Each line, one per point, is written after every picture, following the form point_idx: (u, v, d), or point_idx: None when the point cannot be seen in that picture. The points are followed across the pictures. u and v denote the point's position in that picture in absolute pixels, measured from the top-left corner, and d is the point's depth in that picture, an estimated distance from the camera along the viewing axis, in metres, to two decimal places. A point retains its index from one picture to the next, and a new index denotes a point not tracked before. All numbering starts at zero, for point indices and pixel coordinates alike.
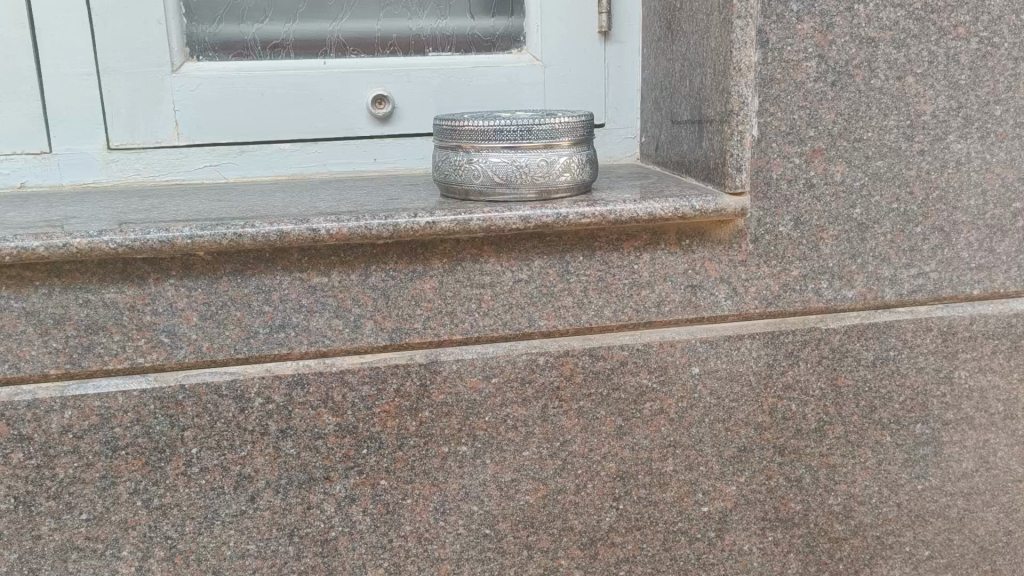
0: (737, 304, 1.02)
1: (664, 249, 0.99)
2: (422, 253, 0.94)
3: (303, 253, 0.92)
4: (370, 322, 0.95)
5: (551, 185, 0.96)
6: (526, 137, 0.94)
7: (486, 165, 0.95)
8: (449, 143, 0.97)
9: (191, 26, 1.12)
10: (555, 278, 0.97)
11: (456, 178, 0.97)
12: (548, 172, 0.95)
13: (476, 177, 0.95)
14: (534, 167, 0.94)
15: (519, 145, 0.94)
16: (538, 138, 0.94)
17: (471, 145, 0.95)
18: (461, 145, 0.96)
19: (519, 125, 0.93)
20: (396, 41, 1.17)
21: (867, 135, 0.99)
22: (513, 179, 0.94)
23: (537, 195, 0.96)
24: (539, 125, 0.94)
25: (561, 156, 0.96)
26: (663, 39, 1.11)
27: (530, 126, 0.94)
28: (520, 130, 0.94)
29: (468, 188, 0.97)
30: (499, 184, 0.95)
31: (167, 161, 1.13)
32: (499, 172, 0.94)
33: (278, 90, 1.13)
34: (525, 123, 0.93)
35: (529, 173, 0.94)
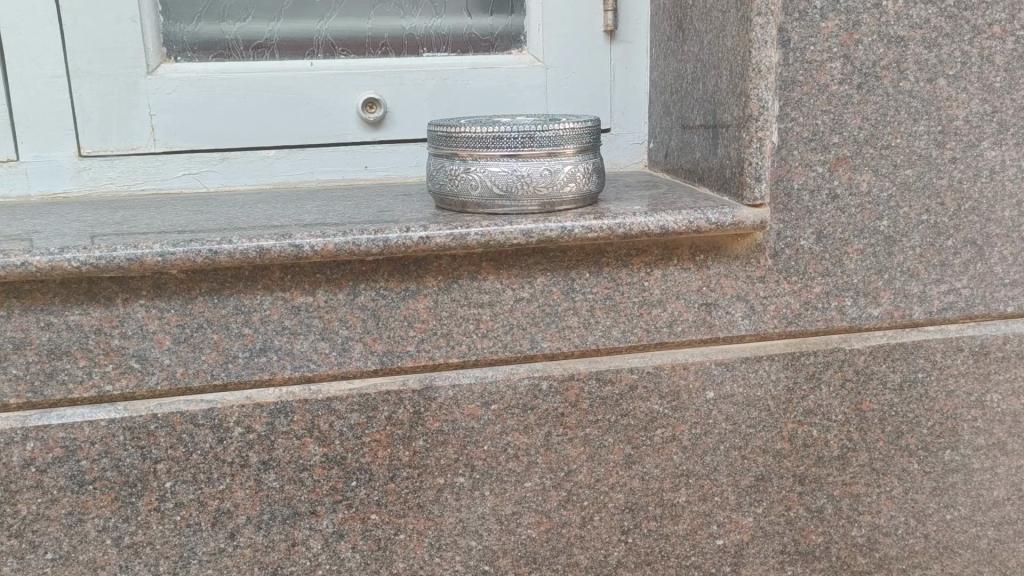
0: (755, 324, 0.94)
1: (677, 265, 0.91)
2: (415, 271, 0.87)
3: (286, 271, 0.85)
4: (359, 345, 0.87)
5: (555, 195, 0.89)
6: (528, 145, 0.87)
7: (484, 174, 0.88)
8: (443, 150, 0.90)
9: (168, 25, 1.05)
10: (559, 296, 0.90)
11: (452, 189, 0.90)
12: (551, 182, 0.88)
13: (474, 188, 0.88)
14: (536, 177, 0.87)
15: (520, 153, 0.87)
16: (540, 145, 0.87)
17: (468, 153, 0.88)
18: (457, 153, 0.88)
19: (521, 131, 0.86)
20: (388, 41, 1.10)
21: (895, 142, 0.92)
22: (514, 190, 0.87)
23: (539, 207, 0.89)
24: (542, 132, 0.86)
25: (566, 165, 0.89)
26: (674, 38, 1.04)
27: (533, 133, 0.86)
28: (521, 137, 0.86)
29: (465, 200, 0.89)
30: (498, 195, 0.88)
31: (143, 169, 1.06)
32: (499, 183, 0.87)
33: (262, 93, 1.06)
34: (527, 130, 0.86)
35: (530, 184, 0.87)
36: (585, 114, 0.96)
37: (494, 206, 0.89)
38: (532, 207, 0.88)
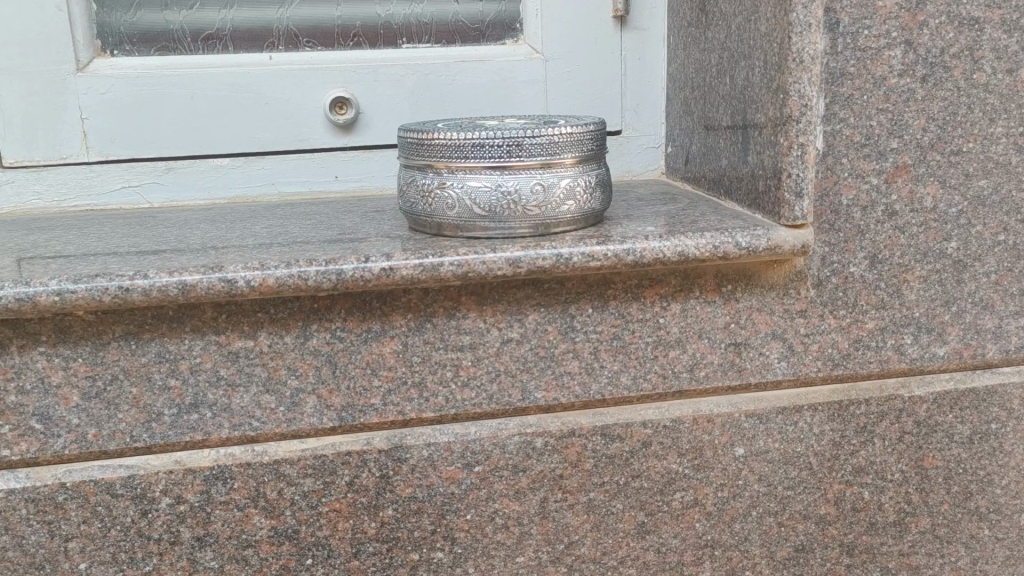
0: (794, 367, 0.78)
1: (700, 298, 0.75)
2: (379, 308, 0.71)
3: (220, 310, 0.69)
4: (312, 398, 0.72)
5: (551, 215, 0.73)
6: (516, 155, 0.71)
7: (463, 191, 0.72)
8: (415, 160, 0.74)
9: (102, 14, 0.90)
10: (556, 337, 0.74)
11: (425, 208, 0.74)
12: (545, 199, 0.72)
13: (450, 207, 0.73)
14: (526, 193, 0.72)
15: (506, 164, 0.71)
16: (531, 155, 0.71)
17: (444, 164, 0.72)
18: (430, 164, 0.73)
19: (507, 138, 0.70)
20: (360, 30, 0.94)
21: (967, 147, 0.75)
22: (499, 210, 0.72)
23: (531, 230, 0.73)
24: (533, 138, 0.71)
25: (562, 178, 0.73)
26: (696, 24, 0.88)
27: (521, 139, 0.70)
28: (507, 145, 0.70)
29: (441, 221, 0.74)
30: (479, 216, 0.72)
31: (75, 182, 0.91)
32: (481, 201, 0.72)
33: (211, 93, 0.91)
34: (515, 136, 0.70)
35: (518, 202, 0.72)
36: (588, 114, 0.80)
37: (476, 228, 0.73)
38: (524, 230, 0.73)
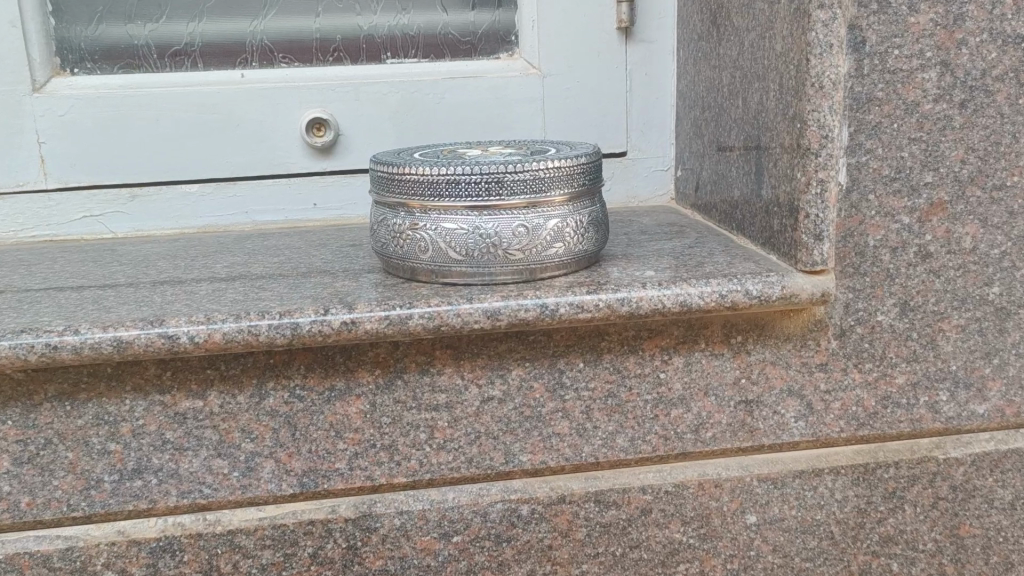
0: (814, 427, 0.69)
1: (706, 351, 0.67)
2: (343, 363, 0.64)
3: (164, 366, 0.62)
4: (269, 463, 0.64)
5: (535, 258, 0.65)
6: (495, 193, 0.63)
7: (438, 233, 0.64)
8: (386, 197, 0.66)
9: (62, 30, 0.84)
10: (543, 395, 0.66)
11: (397, 250, 0.66)
12: (530, 241, 0.64)
13: (424, 250, 0.65)
14: (508, 236, 0.64)
15: (486, 203, 0.63)
16: (513, 194, 0.63)
17: (417, 203, 0.64)
18: (402, 202, 0.65)
19: (485, 174, 0.62)
20: (341, 44, 0.87)
21: (1013, 181, 0.66)
22: (477, 254, 0.64)
23: (513, 275, 0.65)
24: (515, 174, 0.63)
25: (550, 219, 0.64)
26: (706, 38, 0.80)
27: (501, 176, 0.62)
28: (485, 182, 0.62)
29: (415, 266, 0.66)
30: (456, 261, 0.64)
31: (33, 210, 0.85)
32: (457, 244, 0.64)
33: (178, 115, 0.84)
34: (494, 172, 0.62)
35: (499, 246, 0.64)
36: (582, 141, 0.72)
37: (453, 274, 0.65)
38: (505, 276, 0.65)
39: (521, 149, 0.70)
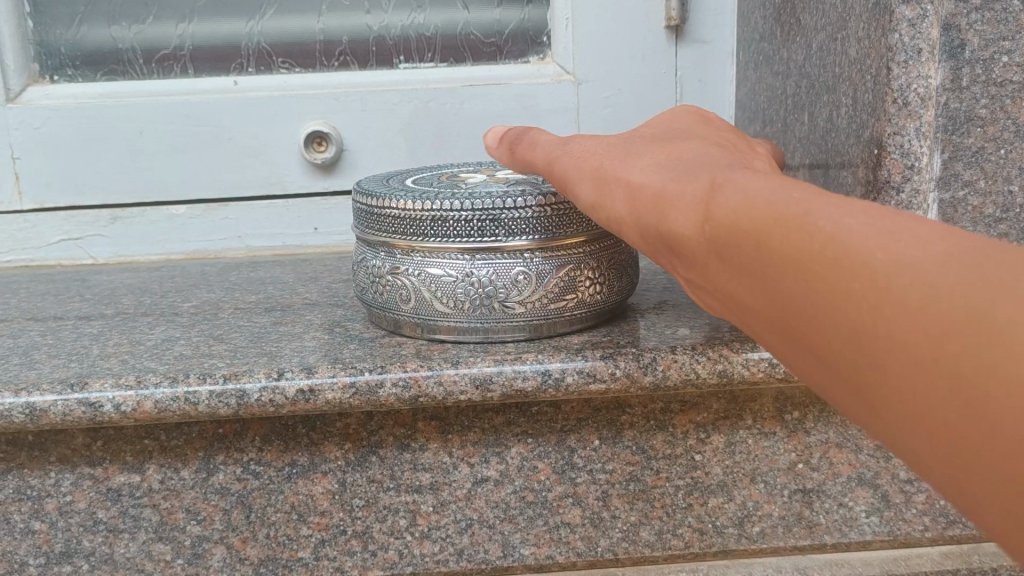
0: (890, 525, 0.55)
1: (753, 428, 0.54)
2: (306, 435, 0.53)
3: (95, 434, 0.53)
4: (219, 549, 0.54)
5: (540, 312, 0.52)
6: (490, 233, 0.51)
7: (420, 278, 0.52)
8: (366, 233, 0.55)
9: (40, 32, 0.75)
10: (550, 477, 0.54)
11: (377, 297, 0.55)
12: (536, 291, 0.52)
13: (406, 298, 0.53)
14: (508, 286, 0.51)
15: (481, 246, 0.51)
16: (513, 235, 0.51)
17: (398, 242, 0.52)
18: (381, 241, 0.53)
19: (479, 209, 0.50)
20: (348, 47, 0.77)
21: None
22: (470, 306, 0.52)
23: (513, 330, 0.53)
24: (516, 211, 0.50)
25: (562, 264, 0.52)
26: (769, 37, 0.66)
27: (499, 213, 0.50)
28: (478, 220, 0.50)
29: (397, 317, 0.55)
30: (445, 313, 0.52)
31: (10, 233, 0.77)
32: (444, 294, 0.52)
33: (164, 128, 0.75)
34: (490, 207, 0.50)
35: (497, 297, 0.51)
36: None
37: (440, 328, 0.53)
38: (503, 333, 0.53)
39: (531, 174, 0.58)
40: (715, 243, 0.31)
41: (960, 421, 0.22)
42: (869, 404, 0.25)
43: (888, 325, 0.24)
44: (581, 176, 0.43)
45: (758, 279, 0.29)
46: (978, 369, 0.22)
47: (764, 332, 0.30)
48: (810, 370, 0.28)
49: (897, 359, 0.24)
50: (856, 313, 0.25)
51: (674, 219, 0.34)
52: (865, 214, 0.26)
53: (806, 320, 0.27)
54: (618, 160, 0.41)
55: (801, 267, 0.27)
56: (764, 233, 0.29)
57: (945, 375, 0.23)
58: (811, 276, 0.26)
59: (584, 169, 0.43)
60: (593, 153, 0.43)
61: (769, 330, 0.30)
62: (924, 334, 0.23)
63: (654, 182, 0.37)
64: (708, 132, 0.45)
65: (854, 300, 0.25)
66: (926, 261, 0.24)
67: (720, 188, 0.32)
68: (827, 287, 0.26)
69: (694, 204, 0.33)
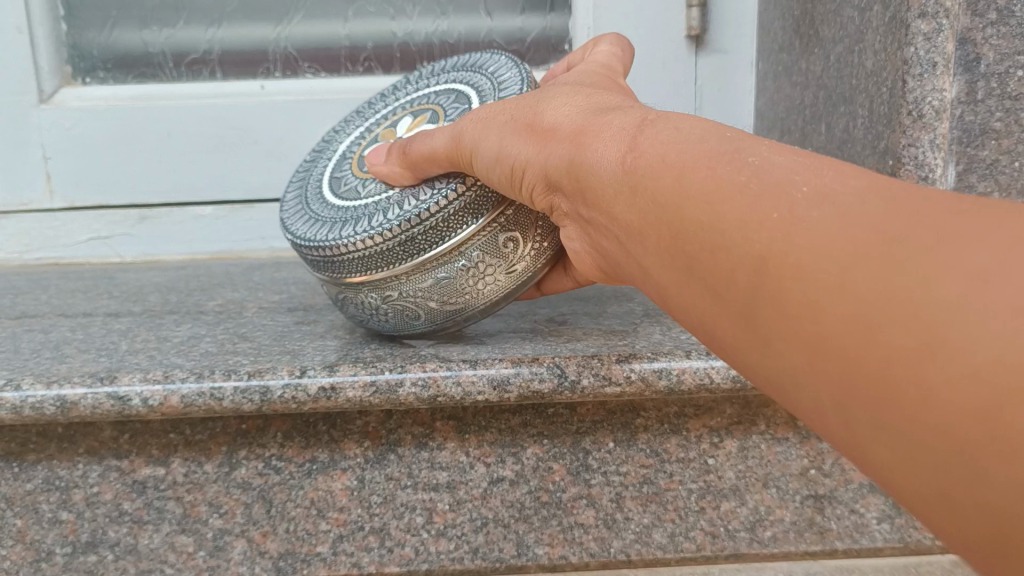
0: (901, 532, 0.56)
1: (767, 435, 0.55)
2: (326, 433, 0.54)
3: (124, 428, 0.54)
4: (240, 541, 0.55)
5: (539, 261, 0.51)
6: (464, 222, 0.48)
7: (421, 292, 0.50)
8: (339, 275, 0.51)
9: (74, 35, 0.77)
10: (564, 479, 0.55)
11: (373, 321, 0.52)
12: (523, 248, 0.50)
13: (412, 312, 0.51)
14: (502, 251, 0.49)
15: (467, 237, 0.48)
16: (482, 211, 0.48)
17: (383, 276, 0.49)
18: (353, 281, 0.51)
19: (444, 211, 0.47)
20: (373, 52, 0.79)
21: None
22: (480, 291, 0.50)
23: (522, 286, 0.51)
24: (471, 190, 0.48)
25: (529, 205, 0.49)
26: (788, 48, 0.67)
27: (454, 206, 0.47)
28: (450, 220, 0.48)
29: (403, 329, 0.53)
30: (457, 309, 0.51)
31: (40, 231, 0.78)
32: (447, 297, 0.50)
33: (191, 129, 0.77)
34: (452, 205, 0.47)
35: (499, 268, 0.50)
36: (488, 52, 0.58)
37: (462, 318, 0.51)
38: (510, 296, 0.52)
39: (441, 105, 0.56)
40: (638, 179, 0.34)
41: (836, 328, 0.25)
42: (761, 325, 0.28)
43: (794, 245, 0.27)
44: (490, 130, 0.44)
45: (669, 212, 0.32)
46: (874, 268, 0.25)
47: (666, 269, 0.33)
48: (702, 298, 0.31)
49: (790, 275, 0.27)
50: (764, 237, 0.28)
51: (600, 160, 0.37)
52: (794, 160, 0.30)
53: (711, 250, 0.30)
54: (530, 109, 0.43)
55: (716, 198, 0.30)
56: (689, 168, 0.32)
57: (831, 286, 0.26)
58: (730, 205, 0.30)
59: (496, 119, 0.45)
60: (497, 119, 0.45)
61: (671, 263, 0.33)
62: (816, 249, 0.26)
63: (579, 125, 0.40)
64: (608, 76, 0.48)
65: (761, 216, 0.28)
66: (840, 193, 0.27)
67: (651, 129, 0.35)
68: (739, 216, 0.29)
69: (620, 140, 0.36)
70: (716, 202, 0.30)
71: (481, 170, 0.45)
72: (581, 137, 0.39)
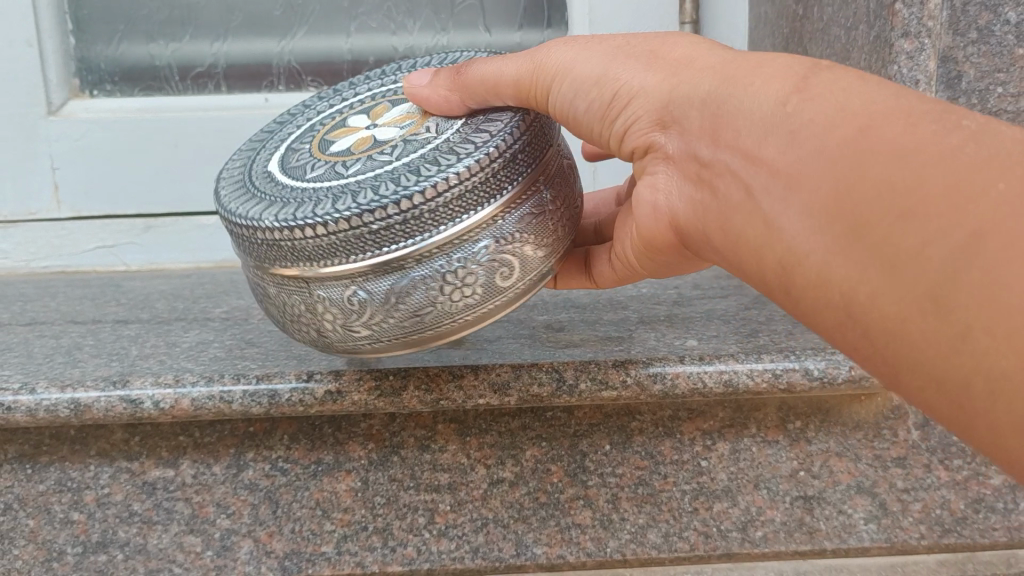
0: (888, 532, 0.57)
1: (758, 438, 0.57)
2: (332, 435, 0.56)
3: (134, 430, 0.56)
4: (247, 541, 0.57)
5: (527, 278, 0.43)
6: (449, 216, 0.41)
7: (396, 288, 0.41)
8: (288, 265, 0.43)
9: (82, 48, 0.79)
10: (562, 480, 0.57)
11: (322, 330, 0.43)
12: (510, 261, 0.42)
13: (366, 319, 0.42)
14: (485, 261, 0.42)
15: (448, 233, 0.41)
16: (471, 207, 0.41)
17: (343, 268, 0.41)
18: (305, 271, 0.42)
19: (432, 195, 0.40)
20: (374, 66, 0.82)
21: None
22: (454, 304, 0.42)
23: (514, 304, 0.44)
24: (461, 180, 0.41)
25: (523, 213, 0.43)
26: None
27: (444, 192, 0.40)
28: (434, 208, 0.40)
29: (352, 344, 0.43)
30: (422, 323, 0.42)
31: (47, 240, 0.80)
32: (414, 302, 0.41)
33: (197, 140, 0.79)
34: (441, 189, 0.40)
35: (480, 280, 0.42)
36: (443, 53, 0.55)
37: (438, 338, 0.43)
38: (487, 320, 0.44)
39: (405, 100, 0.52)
40: (800, 129, 0.36)
41: None
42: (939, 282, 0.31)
43: (1003, 223, 0.29)
44: (592, 55, 0.44)
45: (842, 163, 0.34)
46: None
47: (808, 220, 0.36)
48: (858, 258, 0.34)
49: (1009, 258, 0.29)
50: (973, 212, 0.30)
51: (754, 104, 0.38)
52: (1005, 133, 0.32)
53: (898, 214, 0.32)
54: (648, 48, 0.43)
55: (911, 155, 0.32)
56: (877, 126, 0.34)
57: None
58: (930, 165, 0.32)
59: (603, 48, 0.45)
60: (595, 45, 0.44)
61: (819, 216, 0.35)
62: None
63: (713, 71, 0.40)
64: None
65: (967, 183, 0.30)
66: None
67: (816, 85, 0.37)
68: (939, 176, 0.31)
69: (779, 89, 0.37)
70: (910, 159, 0.32)
71: (556, 102, 0.45)
72: (725, 73, 0.40)
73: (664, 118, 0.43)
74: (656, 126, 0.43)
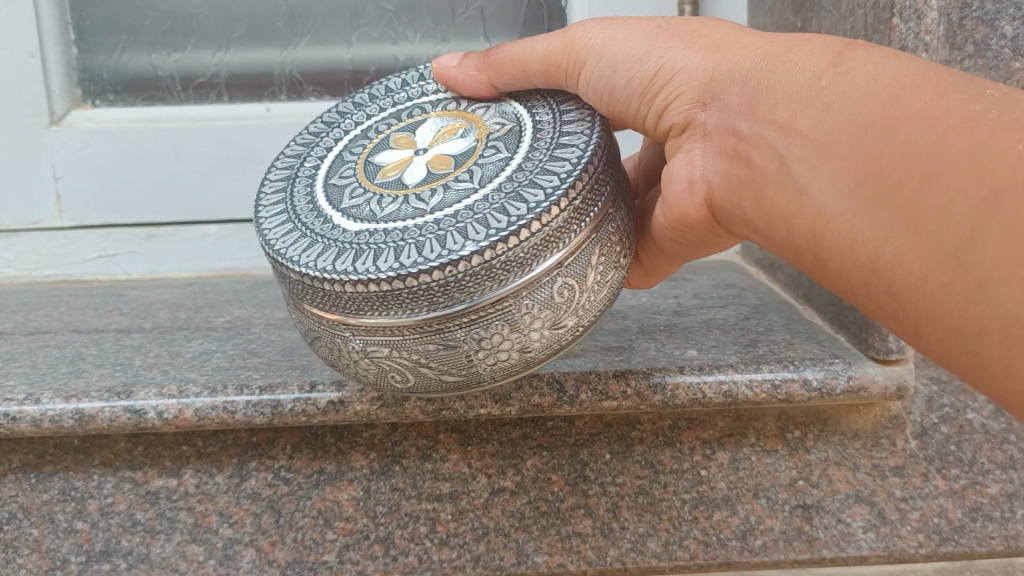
0: (886, 541, 0.58)
1: (757, 447, 0.58)
2: (334, 444, 0.57)
3: (137, 440, 0.57)
4: (249, 550, 0.57)
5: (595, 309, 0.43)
6: (524, 265, 0.39)
7: (468, 340, 0.40)
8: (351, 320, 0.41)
9: (85, 58, 0.80)
10: (562, 489, 0.57)
11: (390, 378, 0.42)
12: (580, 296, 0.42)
13: (438, 364, 0.41)
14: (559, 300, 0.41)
15: (525, 279, 0.40)
16: (546, 250, 0.40)
17: (415, 323, 0.40)
18: (370, 326, 0.41)
19: (506, 249, 0.39)
20: (375, 76, 0.82)
21: None
22: (530, 342, 0.41)
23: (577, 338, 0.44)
24: (533, 230, 0.39)
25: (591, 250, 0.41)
26: None
27: (518, 244, 0.39)
28: (510, 259, 0.39)
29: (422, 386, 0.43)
30: (497, 362, 0.41)
31: (50, 249, 0.80)
32: (489, 347, 0.41)
33: (199, 150, 0.79)
34: (515, 240, 0.39)
35: (555, 316, 0.41)
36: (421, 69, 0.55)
37: (511, 374, 0.42)
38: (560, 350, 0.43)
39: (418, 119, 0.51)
40: (833, 100, 0.39)
41: None
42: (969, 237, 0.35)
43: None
44: (630, 36, 0.46)
45: (875, 131, 0.37)
46: None
47: (839, 185, 0.38)
48: (889, 219, 0.37)
49: None
50: (1000, 168, 0.34)
51: (791, 78, 0.40)
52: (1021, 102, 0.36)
53: (926, 176, 0.36)
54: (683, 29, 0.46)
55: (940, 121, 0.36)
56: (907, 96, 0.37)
57: None
58: (959, 130, 0.35)
59: (639, 29, 0.46)
60: (634, 24, 0.46)
61: (851, 181, 0.38)
62: None
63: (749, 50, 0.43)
64: None
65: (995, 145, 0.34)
66: None
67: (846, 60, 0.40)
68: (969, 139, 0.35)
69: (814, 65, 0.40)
70: (940, 126, 0.36)
71: (593, 78, 0.46)
72: (764, 50, 0.42)
73: (705, 95, 0.44)
74: (695, 103, 0.44)
